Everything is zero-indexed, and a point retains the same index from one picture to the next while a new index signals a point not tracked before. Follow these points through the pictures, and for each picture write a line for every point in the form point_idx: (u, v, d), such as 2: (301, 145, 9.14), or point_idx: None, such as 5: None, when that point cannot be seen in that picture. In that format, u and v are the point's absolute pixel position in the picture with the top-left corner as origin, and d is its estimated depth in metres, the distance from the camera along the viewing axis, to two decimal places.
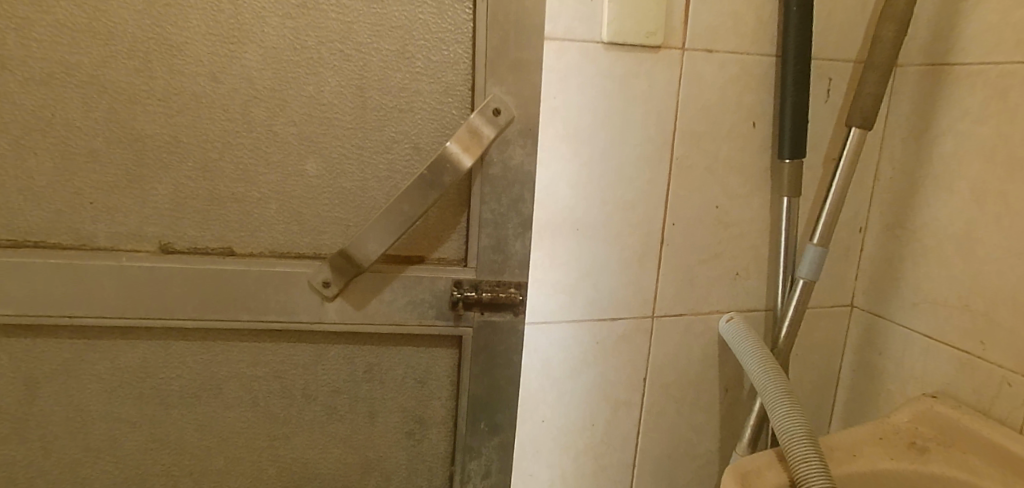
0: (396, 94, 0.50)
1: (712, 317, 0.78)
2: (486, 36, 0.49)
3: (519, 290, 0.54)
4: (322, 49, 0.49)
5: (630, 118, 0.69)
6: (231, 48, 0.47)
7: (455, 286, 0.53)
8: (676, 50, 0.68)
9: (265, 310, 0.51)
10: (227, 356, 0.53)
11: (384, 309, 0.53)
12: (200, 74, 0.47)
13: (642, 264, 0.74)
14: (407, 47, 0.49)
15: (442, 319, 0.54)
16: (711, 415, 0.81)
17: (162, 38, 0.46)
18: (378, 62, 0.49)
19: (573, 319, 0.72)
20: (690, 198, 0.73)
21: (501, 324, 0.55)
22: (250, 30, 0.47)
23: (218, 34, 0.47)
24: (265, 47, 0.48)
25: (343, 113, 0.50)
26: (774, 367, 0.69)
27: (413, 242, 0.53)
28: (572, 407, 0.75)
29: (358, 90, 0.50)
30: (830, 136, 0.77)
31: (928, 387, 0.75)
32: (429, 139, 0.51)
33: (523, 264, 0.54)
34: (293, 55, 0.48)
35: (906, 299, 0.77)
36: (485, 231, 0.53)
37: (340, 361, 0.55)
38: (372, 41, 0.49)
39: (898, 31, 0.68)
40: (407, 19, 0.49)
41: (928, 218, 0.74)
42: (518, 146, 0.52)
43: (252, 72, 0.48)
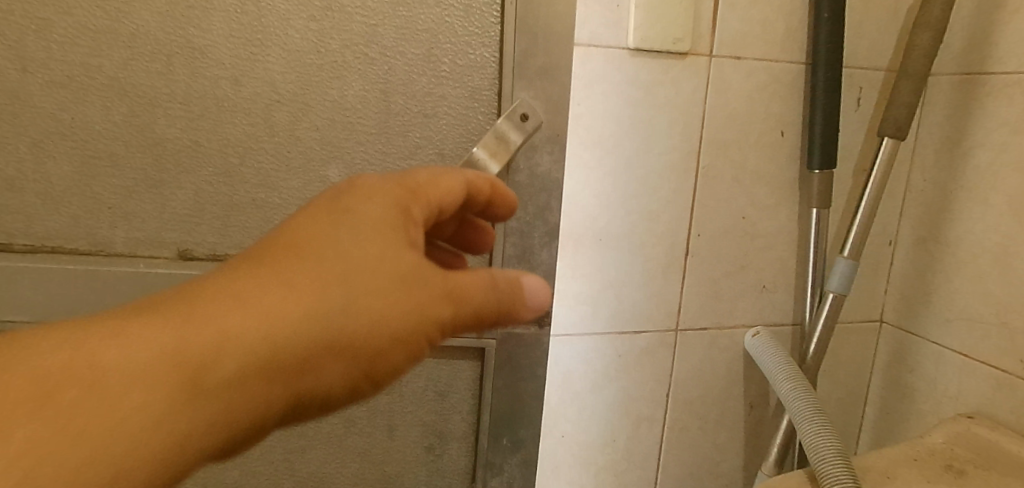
0: (421, 98, 0.49)
1: (737, 332, 0.76)
2: (514, 40, 0.48)
3: (544, 302, 0.53)
4: (346, 52, 0.48)
5: (656, 126, 0.67)
6: (254, 51, 0.46)
7: None
8: (703, 57, 0.67)
9: None
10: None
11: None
12: (222, 77, 0.46)
13: (666, 276, 0.72)
14: (432, 51, 0.48)
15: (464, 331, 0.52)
16: (735, 432, 0.79)
17: (185, 41, 0.45)
18: (403, 65, 0.48)
19: (596, 332, 0.71)
20: (717, 208, 0.71)
21: (525, 337, 0.53)
22: (273, 33, 0.46)
23: (242, 36, 0.46)
24: (288, 50, 0.47)
25: (367, 118, 0.49)
26: (803, 383, 0.67)
27: None
28: (593, 422, 0.73)
29: (382, 94, 0.49)
30: (860, 146, 0.75)
31: (963, 407, 0.72)
32: (454, 145, 0.51)
33: (549, 275, 0.53)
34: (317, 58, 0.47)
35: (939, 316, 0.75)
36: (510, 240, 0.51)
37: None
38: (397, 44, 0.48)
39: (933, 38, 0.66)
40: (433, 23, 0.48)
41: (963, 232, 0.72)
42: (545, 153, 0.51)
43: (274, 76, 0.47)
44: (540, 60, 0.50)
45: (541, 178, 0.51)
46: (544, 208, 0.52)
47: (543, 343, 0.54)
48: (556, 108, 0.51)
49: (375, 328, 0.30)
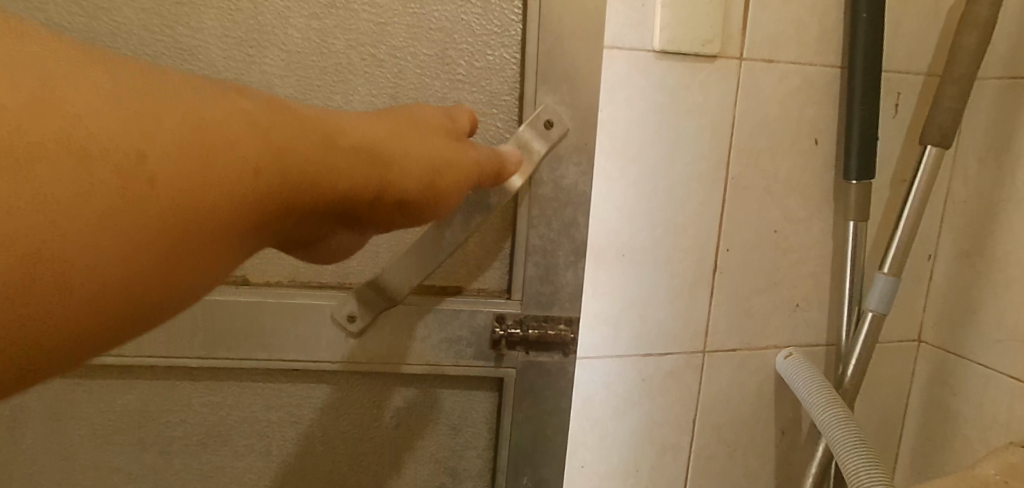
0: (435, 104, 0.47)
1: (769, 353, 0.71)
2: (537, 38, 0.45)
3: (569, 327, 0.49)
4: (351, 53, 0.45)
5: (683, 133, 0.63)
6: (250, 51, 0.45)
7: (497, 321, 0.49)
8: (733, 59, 0.63)
9: (281, 348, 0.47)
10: (247, 396, 0.49)
11: (416, 347, 0.48)
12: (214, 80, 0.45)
13: (693, 293, 0.67)
14: (447, 51, 0.46)
15: (483, 358, 0.49)
16: (765, 460, 0.74)
17: (172, 41, 0.44)
18: (414, 68, 0.46)
19: (618, 355, 0.66)
20: (747, 221, 0.67)
21: (549, 364, 0.49)
22: (273, 32, 0.45)
23: (236, 36, 0.44)
24: (287, 50, 0.45)
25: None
26: (843, 410, 0.61)
27: (451, 271, 0.49)
28: (615, 450, 0.68)
29: (391, 99, 0.46)
30: (899, 154, 0.70)
31: (1014, 435, 0.67)
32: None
33: (575, 297, 0.49)
34: (321, 60, 0.45)
35: (986, 335, 0.70)
36: (532, 258, 0.48)
37: (367, 404, 0.50)
38: (407, 45, 0.45)
39: (980, 39, 0.61)
40: (446, 21, 0.45)
41: (1014, 245, 0.67)
42: (572, 165, 0.47)
43: (272, 80, 0.45)
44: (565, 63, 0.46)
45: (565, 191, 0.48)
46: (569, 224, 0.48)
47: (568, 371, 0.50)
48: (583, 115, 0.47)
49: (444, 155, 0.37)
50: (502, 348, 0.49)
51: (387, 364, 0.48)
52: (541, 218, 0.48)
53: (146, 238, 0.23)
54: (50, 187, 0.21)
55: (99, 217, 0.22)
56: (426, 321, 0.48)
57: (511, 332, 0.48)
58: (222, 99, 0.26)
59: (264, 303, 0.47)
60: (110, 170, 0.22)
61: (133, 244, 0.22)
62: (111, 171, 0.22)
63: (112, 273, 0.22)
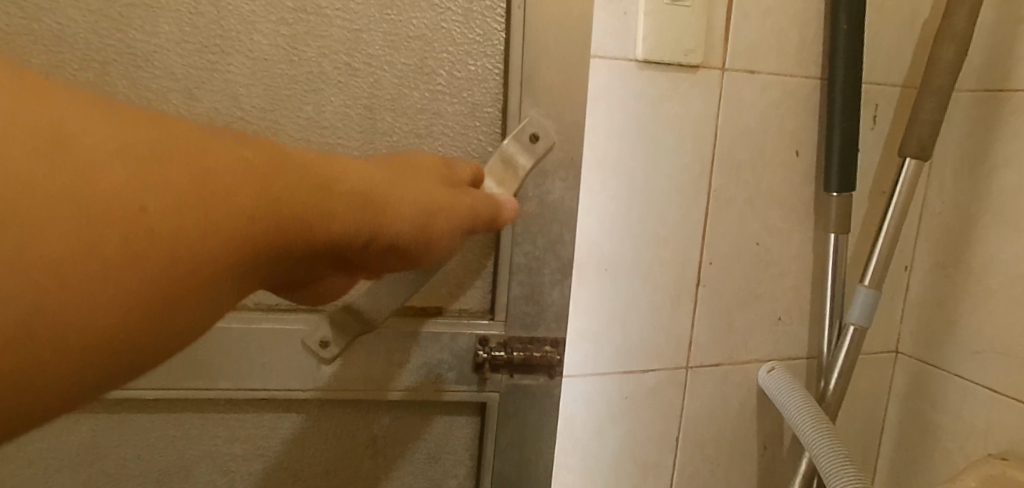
0: (413, 115, 0.47)
1: (751, 367, 0.70)
2: (522, 48, 0.46)
3: (554, 349, 0.51)
4: (324, 61, 0.45)
5: (665, 144, 0.61)
6: (212, 58, 0.43)
7: (480, 344, 0.50)
8: (715, 69, 0.61)
9: (247, 378, 0.47)
10: (212, 424, 0.49)
11: (399, 372, 0.49)
12: (173, 89, 0.43)
13: (675, 307, 0.66)
14: (426, 61, 0.46)
15: (467, 380, 0.50)
16: (748, 477, 0.73)
17: (124, 45, 0.42)
18: (392, 77, 0.46)
19: (600, 372, 0.64)
20: (728, 234, 0.66)
21: (534, 387, 0.52)
22: (238, 37, 0.43)
23: (196, 41, 0.43)
24: (253, 57, 0.44)
25: (350, 137, 0.47)
26: (829, 427, 0.60)
27: (432, 292, 0.50)
28: (597, 471, 0.66)
29: (366, 110, 0.46)
30: (877, 166, 0.70)
31: (993, 446, 0.67)
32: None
33: (559, 317, 0.51)
34: (291, 68, 0.45)
35: (962, 345, 0.70)
36: (517, 277, 0.50)
37: (348, 432, 0.51)
38: (385, 53, 0.46)
39: (958, 52, 0.62)
40: (425, 30, 0.46)
41: (989, 256, 0.67)
42: (558, 178, 0.49)
43: (238, 90, 0.44)
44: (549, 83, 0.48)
45: (550, 207, 0.49)
46: (555, 243, 0.50)
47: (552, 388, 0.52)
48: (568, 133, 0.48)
49: (436, 199, 0.37)
50: (487, 372, 0.50)
51: (366, 390, 0.49)
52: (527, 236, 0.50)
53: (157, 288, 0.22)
54: (58, 238, 0.19)
55: (107, 270, 0.20)
56: (405, 345, 0.49)
57: (495, 355, 0.50)
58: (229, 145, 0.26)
59: (226, 330, 0.46)
60: (120, 218, 0.21)
61: (140, 296, 0.21)
62: (120, 221, 0.21)
63: (117, 326, 0.21)
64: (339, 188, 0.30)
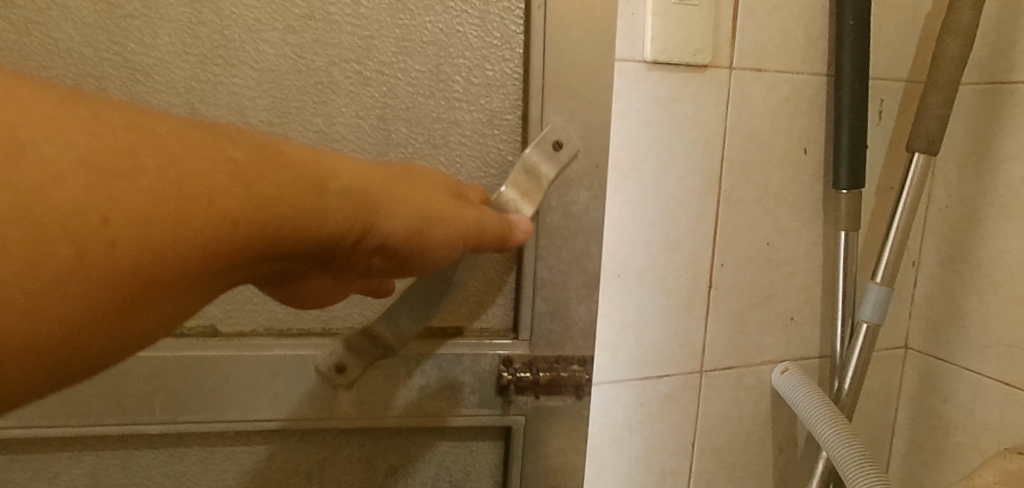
0: (429, 124, 0.47)
1: (764, 369, 0.69)
2: (542, 53, 0.47)
3: (579, 368, 0.53)
4: (334, 70, 0.45)
5: (676, 146, 0.60)
6: (215, 71, 0.43)
7: (504, 364, 0.51)
8: (723, 69, 0.60)
9: (256, 408, 0.47)
10: (217, 459, 0.49)
11: (413, 399, 0.50)
12: (175, 104, 0.43)
13: (689, 312, 0.64)
14: (441, 67, 0.47)
15: (491, 402, 0.51)
16: (764, 479, 0.72)
17: (122, 59, 0.42)
18: (406, 85, 0.46)
19: (615, 380, 0.63)
20: (740, 235, 0.65)
21: (559, 406, 0.53)
22: (243, 47, 0.43)
23: (198, 53, 0.43)
24: (258, 68, 0.44)
25: (364, 149, 0.47)
26: (844, 424, 0.60)
27: (453, 312, 0.51)
28: (614, 481, 0.65)
29: (379, 120, 0.46)
30: (884, 162, 0.70)
31: (1007, 441, 0.67)
32: (468, 174, 0.49)
33: (585, 334, 0.52)
34: (299, 78, 0.44)
35: (973, 341, 0.70)
36: (541, 292, 0.51)
37: (357, 462, 0.51)
38: (396, 60, 0.46)
39: (963, 46, 0.61)
40: (440, 37, 0.46)
41: (996, 250, 0.67)
42: (583, 188, 0.50)
43: (243, 104, 0.44)
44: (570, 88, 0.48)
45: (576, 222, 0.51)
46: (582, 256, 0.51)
47: (575, 403, 0.53)
48: (590, 142, 0.49)
49: (436, 205, 0.36)
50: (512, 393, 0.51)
51: (379, 418, 0.49)
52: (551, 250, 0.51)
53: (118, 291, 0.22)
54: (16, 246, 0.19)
55: (66, 276, 0.20)
56: (425, 368, 0.50)
57: (520, 376, 0.51)
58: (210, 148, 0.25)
59: (237, 361, 0.46)
60: (76, 225, 0.20)
61: (98, 301, 0.21)
62: (78, 228, 0.20)
63: (75, 328, 0.21)
64: (325, 190, 0.29)
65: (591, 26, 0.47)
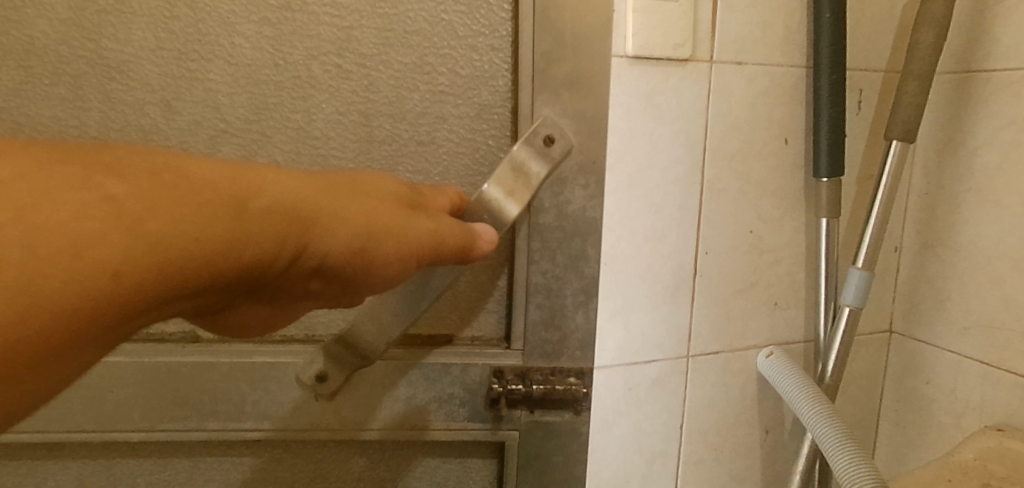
0: (414, 117, 0.57)
1: (750, 354, 0.71)
2: (523, 41, 0.56)
3: (572, 382, 0.63)
4: (313, 64, 0.55)
5: (658, 138, 0.62)
6: (190, 65, 0.53)
7: (500, 376, 0.61)
8: (704, 62, 0.62)
9: (243, 414, 0.58)
10: (201, 464, 0.61)
11: (382, 412, 0.60)
12: (149, 99, 0.53)
13: (675, 298, 0.66)
14: (426, 57, 0.56)
15: (478, 416, 0.62)
16: (751, 461, 0.74)
17: (97, 56, 0.52)
18: (389, 76, 0.56)
19: (605, 366, 0.65)
20: (724, 223, 0.67)
21: (552, 412, 0.63)
22: (221, 41, 0.53)
23: (172, 48, 0.52)
24: (234, 61, 0.53)
25: (345, 146, 0.57)
26: (827, 406, 0.62)
27: (440, 312, 0.63)
28: (606, 463, 0.67)
29: (361, 113, 0.56)
30: (864, 150, 0.71)
31: (988, 419, 0.68)
32: (454, 162, 0.59)
33: (580, 343, 0.63)
34: (278, 74, 0.54)
35: (953, 323, 0.71)
36: (532, 297, 0.61)
37: (331, 468, 0.64)
38: (378, 52, 0.55)
39: (937, 35, 0.63)
40: (423, 27, 0.56)
41: (974, 235, 0.69)
42: (576, 185, 0.59)
43: (220, 101, 0.54)
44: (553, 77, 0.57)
45: (571, 224, 0.60)
46: (578, 262, 0.61)
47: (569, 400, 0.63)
48: (580, 132, 0.58)
49: (381, 215, 0.39)
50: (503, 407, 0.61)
51: (350, 429, 0.60)
52: (545, 253, 0.60)
53: (56, 317, 0.25)
54: None
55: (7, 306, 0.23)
56: (414, 380, 0.60)
57: (514, 387, 0.61)
58: (140, 179, 0.28)
59: (223, 373, 0.57)
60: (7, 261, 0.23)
61: (39, 325, 0.24)
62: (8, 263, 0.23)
63: (24, 348, 0.24)
64: (278, 214, 0.33)
65: (563, 19, 0.56)
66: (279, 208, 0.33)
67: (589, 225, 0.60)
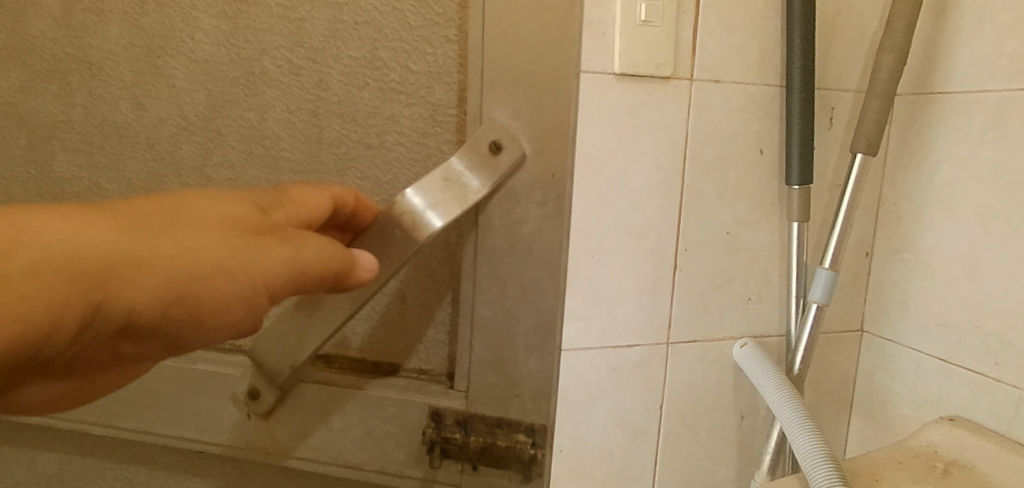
0: (365, 117, 0.69)
1: (726, 344, 0.78)
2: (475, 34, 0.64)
3: (509, 441, 0.70)
4: (266, 59, 0.69)
5: (641, 146, 0.70)
6: (156, 62, 0.69)
7: (440, 421, 0.70)
8: (684, 80, 0.70)
9: (201, 413, 0.72)
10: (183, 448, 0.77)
11: (311, 443, 0.72)
12: (121, 97, 0.71)
13: (656, 289, 0.74)
14: (377, 50, 0.68)
15: (415, 459, 0.71)
16: (727, 444, 0.81)
17: (80, 55, 0.70)
18: (339, 71, 0.68)
19: (590, 347, 0.73)
20: (702, 224, 0.74)
21: (488, 463, 0.71)
22: (182, 36, 0.69)
23: (140, 46, 0.69)
24: (194, 56, 0.69)
25: (295, 147, 0.71)
26: (791, 390, 0.69)
27: (401, 311, 0.74)
28: (591, 435, 0.75)
29: (314, 110, 0.69)
30: (833, 163, 0.79)
31: (944, 411, 0.74)
32: (402, 162, 0.70)
33: (529, 389, 0.70)
34: (234, 70, 0.69)
35: (915, 323, 0.78)
36: (482, 306, 0.68)
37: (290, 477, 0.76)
38: (324, 46, 0.68)
39: (895, 61, 0.70)
40: (374, 21, 0.67)
41: (933, 242, 0.76)
42: (531, 201, 0.66)
43: (178, 97, 0.70)
44: (502, 76, 0.64)
45: (522, 243, 0.67)
46: (529, 293, 0.68)
47: (510, 450, 0.70)
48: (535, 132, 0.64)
49: (210, 255, 0.38)
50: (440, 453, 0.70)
51: (280, 454, 0.72)
52: (490, 272, 0.68)
53: None
54: None
55: None
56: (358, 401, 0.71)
57: (451, 435, 0.70)
58: None
59: (182, 377, 0.72)
60: None
61: None
62: None
63: None
64: (62, 273, 0.32)
65: (516, 14, 0.63)
66: (67, 270, 0.32)
67: (541, 244, 0.67)
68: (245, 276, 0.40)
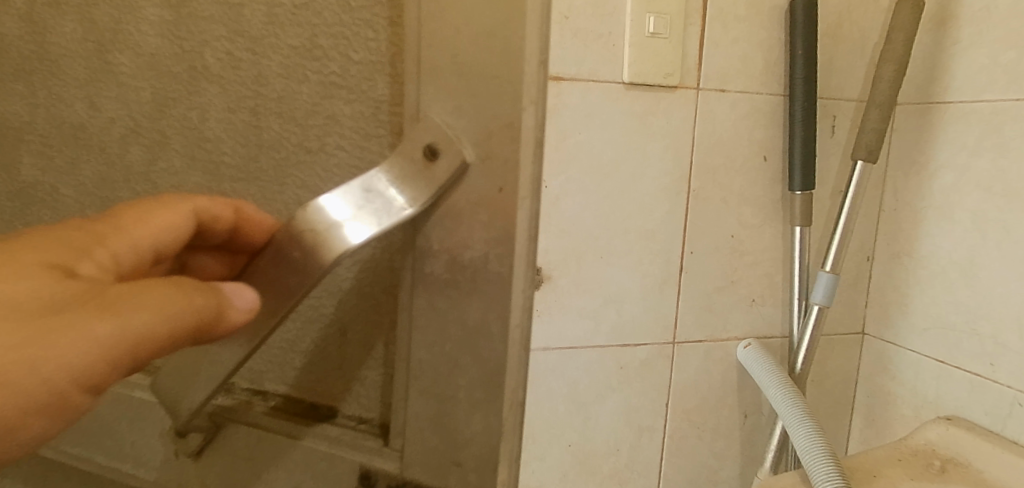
0: (305, 118, 0.61)
1: (730, 344, 0.81)
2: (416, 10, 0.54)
3: None
4: (207, 52, 0.63)
5: (649, 152, 0.73)
6: (105, 55, 0.66)
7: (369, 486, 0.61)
8: (690, 89, 0.73)
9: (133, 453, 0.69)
10: None
11: None
12: (77, 99, 0.68)
13: (662, 290, 0.77)
14: (318, 36, 0.59)
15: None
16: (731, 442, 0.83)
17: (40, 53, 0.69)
18: (277, 63, 0.60)
19: (598, 346, 0.76)
20: (708, 228, 0.77)
21: None
22: (127, 30, 0.64)
23: (92, 39, 0.66)
24: (137, 50, 0.65)
25: (235, 150, 0.64)
26: (793, 388, 0.72)
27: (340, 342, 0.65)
28: (598, 431, 0.78)
29: (253, 111, 0.62)
30: (835, 170, 0.81)
31: (943, 411, 0.77)
32: (342, 169, 0.61)
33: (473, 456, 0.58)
34: (178, 64, 0.64)
35: (915, 325, 0.80)
36: (426, 349, 0.58)
37: None
38: (267, 33, 0.60)
39: (895, 71, 0.73)
40: (312, 3, 0.59)
41: (932, 246, 0.78)
42: (479, 222, 0.55)
43: (127, 97, 0.66)
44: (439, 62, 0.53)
45: (464, 271, 0.56)
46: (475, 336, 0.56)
47: None
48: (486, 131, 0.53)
49: None
50: None
51: None
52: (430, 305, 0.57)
53: None
54: None
55: None
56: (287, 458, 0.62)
57: None
58: None
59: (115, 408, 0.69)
60: None
61: None
62: None
63: None
64: None
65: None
66: None
67: (488, 279, 0.56)
68: (36, 377, 0.31)
